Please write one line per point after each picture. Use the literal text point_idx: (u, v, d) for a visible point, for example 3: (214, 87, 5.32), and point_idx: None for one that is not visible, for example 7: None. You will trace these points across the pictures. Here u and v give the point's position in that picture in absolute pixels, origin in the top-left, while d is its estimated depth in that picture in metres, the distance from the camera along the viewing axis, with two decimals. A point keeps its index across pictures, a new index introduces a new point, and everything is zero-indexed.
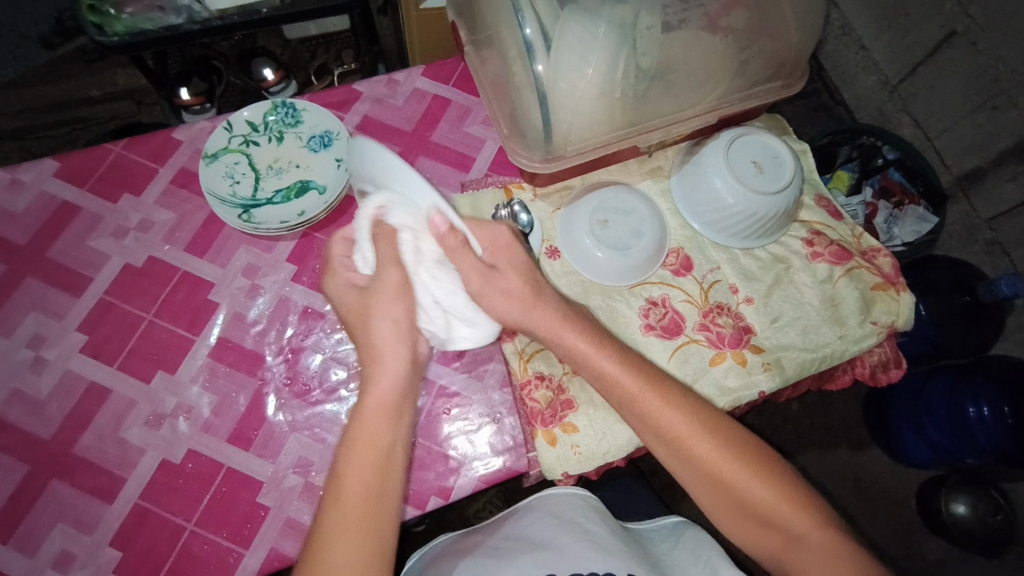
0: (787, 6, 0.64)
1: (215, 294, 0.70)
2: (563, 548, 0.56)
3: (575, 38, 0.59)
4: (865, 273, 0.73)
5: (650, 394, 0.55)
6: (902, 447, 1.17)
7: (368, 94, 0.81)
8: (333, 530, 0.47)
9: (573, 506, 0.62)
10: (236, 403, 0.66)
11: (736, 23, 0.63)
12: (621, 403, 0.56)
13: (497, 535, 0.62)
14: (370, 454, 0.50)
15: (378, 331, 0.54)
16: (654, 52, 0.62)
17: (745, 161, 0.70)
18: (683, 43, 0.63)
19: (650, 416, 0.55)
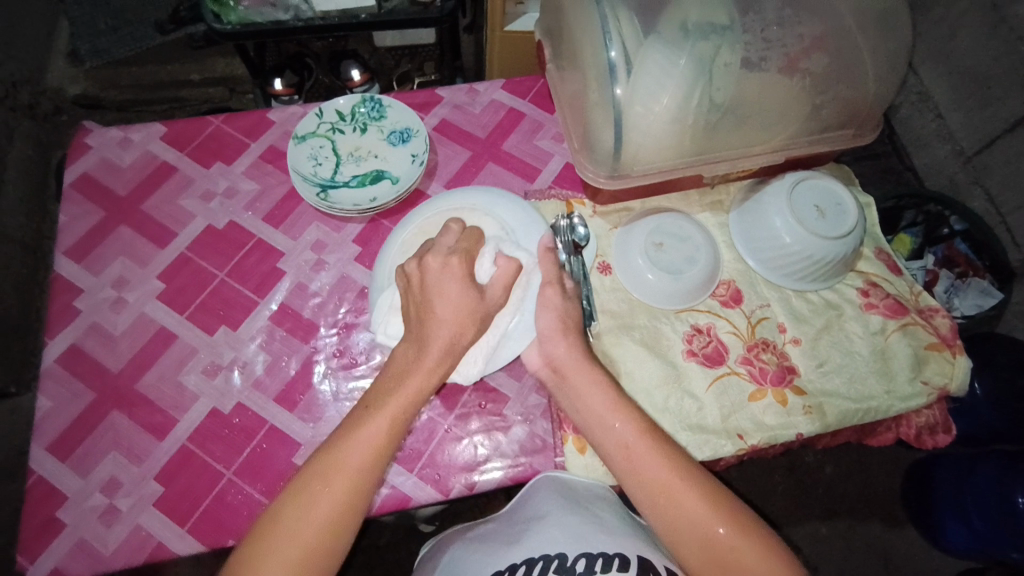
0: (867, 57, 0.66)
1: (283, 263, 0.75)
2: (568, 527, 0.56)
3: (656, 65, 0.62)
4: (920, 331, 0.72)
5: (642, 440, 0.57)
6: (940, 530, 1.12)
7: (449, 99, 0.86)
8: (309, 497, 0.51)
9: (584, 494, 0.61)
10: (286, 366, 0.69)
11: (814, 68, 0.65)
12: (619, 448, 0.57)
13: (506, 521, 0.63)
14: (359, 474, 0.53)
15: (443, 313, 0.59)
16: (729, 87, 0.64)
17: (807, 204, 0.71)
18: (759, 81, 0.65)
19: (642, 462, 0.55)
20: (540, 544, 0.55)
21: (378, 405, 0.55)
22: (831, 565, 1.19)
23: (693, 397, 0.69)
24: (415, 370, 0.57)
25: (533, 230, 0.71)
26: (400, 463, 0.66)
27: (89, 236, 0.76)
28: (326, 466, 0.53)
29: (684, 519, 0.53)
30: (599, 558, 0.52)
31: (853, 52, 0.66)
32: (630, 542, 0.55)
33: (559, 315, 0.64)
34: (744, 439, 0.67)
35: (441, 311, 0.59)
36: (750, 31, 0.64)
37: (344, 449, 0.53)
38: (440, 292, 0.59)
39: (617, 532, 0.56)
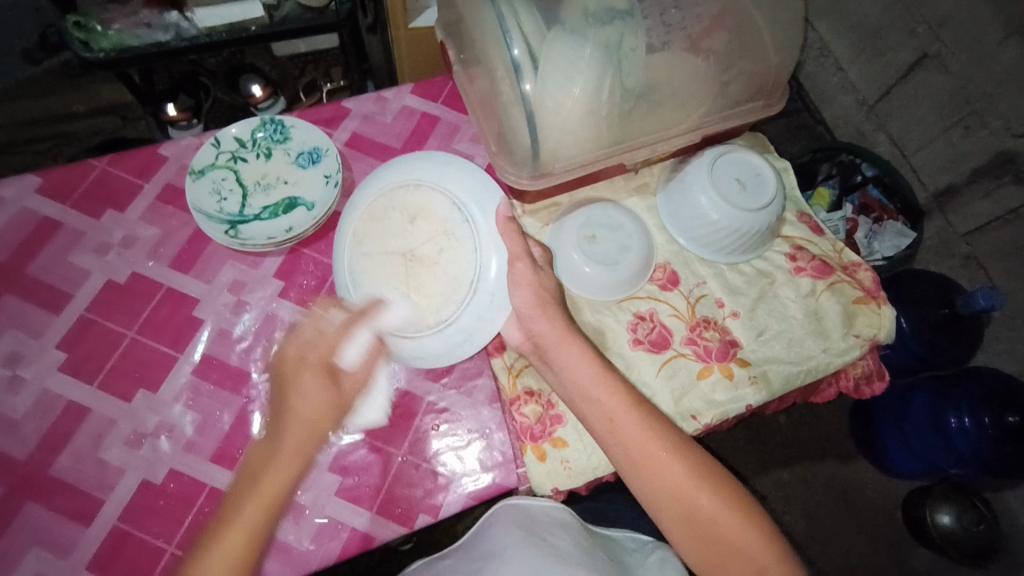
0: (765, 30, 0.67)
1: (199, 311, 0.69)
2: (515, 555, 0.57)
3: (563, 57, 0.61)
4: (847, 287, 0.74)
5: (631, 414, 0.57)
6: (888, 459, 1.19)
7: (356, 110, 0.82)
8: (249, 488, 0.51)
9: (542, 518, 0.62)
10: (220, 421, 0.64)
11: (717, 47, 0.65)
12: (605, 420, 0.57)
13: (463, 558, 0.62)
14: (298, 445, 0.53)
15: (307, 405, 0.54)
16: (638, 73, 0.64)
17: (729, 178, 0.72)
18: (667, 63, 0.64)
19: (630, 434, 0.56)
20: None
21: (292, 392, 0.55)
22: (797, 507, 1.25)
23: (644, 386, 0.69)
24: (278, 454, 0.52)
25: (487, 203, 0.67)
26: (357, 503, 0.63)
27: None
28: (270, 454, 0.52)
29: (655, 473, 0.55)
30: None
31: (751, 26, 0.66)
32: (582, 573, 0.55)
33: (535, 289, 0.61)
34: (697, 419, 0.68)
35: (298, 408, 0.54)
36: (650, 15, 0.63)
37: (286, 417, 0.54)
38: (295, 393, 0.54)
39: (568, 557, 0.57)
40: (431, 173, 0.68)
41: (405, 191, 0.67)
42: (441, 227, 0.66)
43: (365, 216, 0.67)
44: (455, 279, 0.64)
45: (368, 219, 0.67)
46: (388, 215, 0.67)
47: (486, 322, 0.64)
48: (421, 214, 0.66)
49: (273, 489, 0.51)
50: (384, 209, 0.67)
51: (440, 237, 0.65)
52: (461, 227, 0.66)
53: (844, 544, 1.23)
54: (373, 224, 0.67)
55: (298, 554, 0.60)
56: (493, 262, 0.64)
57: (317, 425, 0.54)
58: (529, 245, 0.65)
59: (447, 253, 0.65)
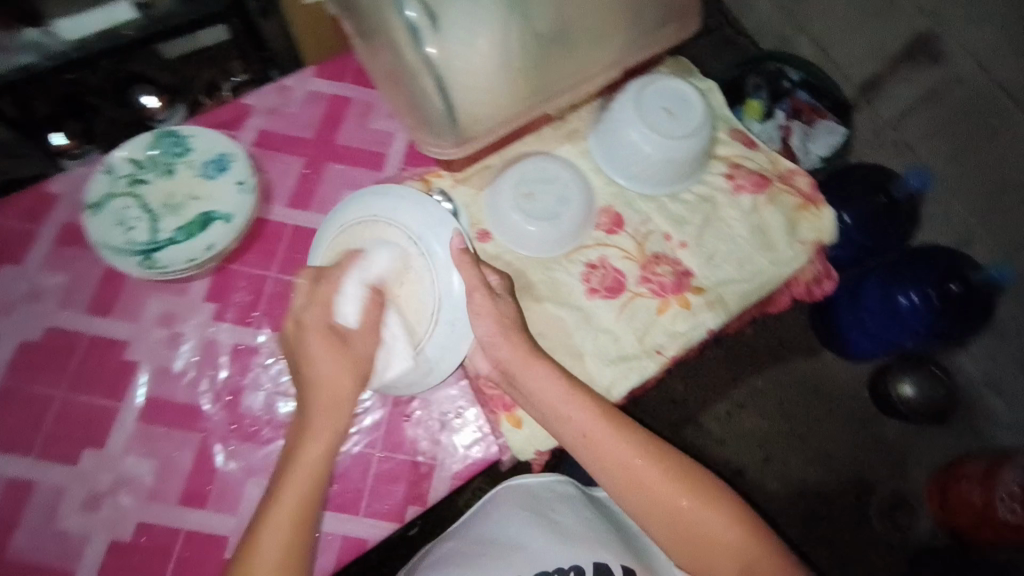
0: None
1: (131, 353, 0.64)
2: (534, 543, 0.59)
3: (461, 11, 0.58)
4: (785, 196, 0.75)
5: (606, 426, 0.57)
6: (849, 345, 1.23)
7: (259, 106, 0.76)
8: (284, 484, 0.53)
9: (542, 494, 0.65)
10: (179, 462, 0.61)
11: None
12: (580, 438, 0.57)
13: (463, 539, 0.63)
14: (328, 416, 0.56)
15: (323, 374, 0.56)
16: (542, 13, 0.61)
17: (657, 108, 0.70)
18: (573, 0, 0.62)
19: (606, 448, 0.56)
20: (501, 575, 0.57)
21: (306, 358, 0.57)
22: (772, 410, 1.30)
23: (607, 332, 0.69)
24: (311, 438, 0.55)
25: (441, 233, 0.63)
26: (345, 509, 0.62)
27: None
28: (297, 440, 0.56)
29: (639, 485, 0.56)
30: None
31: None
32: (586, 549, 0.59)
33: (495, 318, 0.59)
34: (663, 353, 0.68)
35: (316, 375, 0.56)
36: None
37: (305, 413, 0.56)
38: (309, 360, 0.57)
39: (581, 533, 0.61)
40: (388, 206, 0.65)
41: (362, 226, 0.65)
42: (397, 262, 0.63)
43: (327, 250, 0.65)
44: (418, 312, 0.62)
45: (332, 254, 0.65)
46: (349, 250, 0.64)
47: (449, 355, 0.62)
48: None
49: (309, 473, 0.54)
50: (344, 246, 0.65)
51: (398, 271, 0.63)
52: (418, 261, 0.63)
53: (818, 434, 1.29)
54: (337, 258, 0.65)
55: None
56: (450, 298, 0.62)
57: (337, 398, 0.57)
58: (485, 272, 0.62)
59: (408, 287, 0.63)
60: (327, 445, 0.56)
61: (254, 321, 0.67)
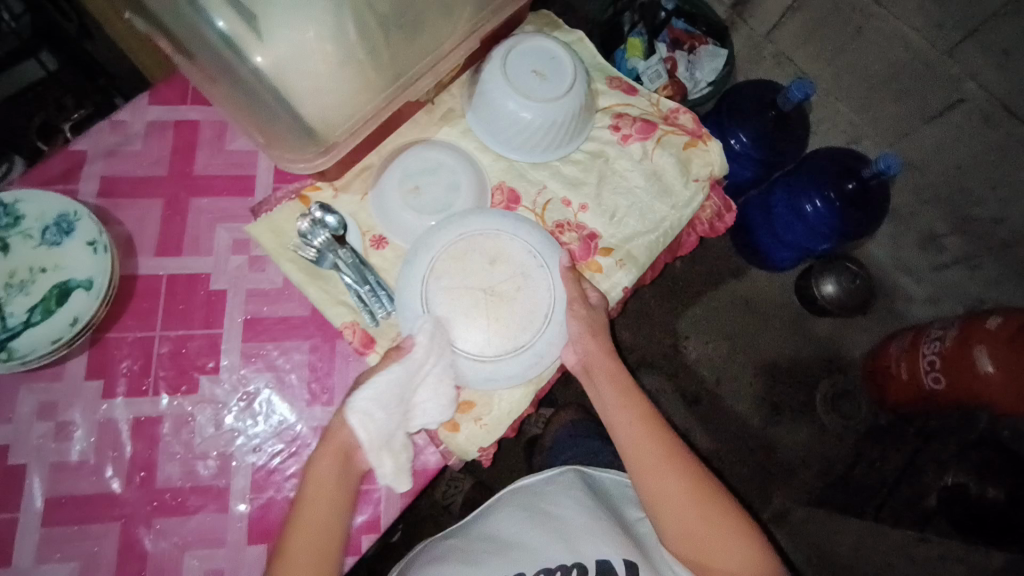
0: None
1: (15, 457, 0.59)
2: (534, 542, 0.60)
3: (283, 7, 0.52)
4: (674, 137, 0.74)
5: (632, 410, 0.62)
6: (770, 257, 1.30)
7: (95, 150, 0.67)
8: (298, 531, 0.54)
9: (547, 490, 0.67)
10: (101, 555, 0.58)
11: None
12: (618, 420, 0.62)
13: (468, 537, 0.64)
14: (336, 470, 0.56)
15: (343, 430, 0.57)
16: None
17: (525, 72, 0.68)
18: None
19: (629, 426, 0.61)
20: (502, 567, 0.59)
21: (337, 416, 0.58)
22: (714, 333, 1.35)
23: None
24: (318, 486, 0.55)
25: (551, 254, 0.63)
26: None
27: None
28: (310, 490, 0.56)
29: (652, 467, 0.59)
30: (558, 571, 0.57)
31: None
32: (588, 539, 0.59)
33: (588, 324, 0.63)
34: None
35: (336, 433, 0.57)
36: None
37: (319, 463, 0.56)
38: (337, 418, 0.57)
39: (584, 526, 0.61)
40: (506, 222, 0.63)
41: (483, 231, 0.63)
42: (517, 270, 0.62)
43: (443, 252, 0.62)
44: (520, 325, 0.61)
45: (448, 258, 0.61)
46: (467, 254, 0.62)
47: (532, 371, 0.62)
48: (500, 258, 0.62)
49: (325, 503, 0.55)
50: (461, 252, 0.62)
51: (519, 277, 0.62)
52: (537, 272, 0.62)
53: (759, 347, 1.34)
54: (452, 263, 0.61)
55: None
56: (556, 323, 0.62)
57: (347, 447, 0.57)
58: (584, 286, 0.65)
59: (514, 302, 0.61)
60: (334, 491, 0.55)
61: (149, 388, 0.62)
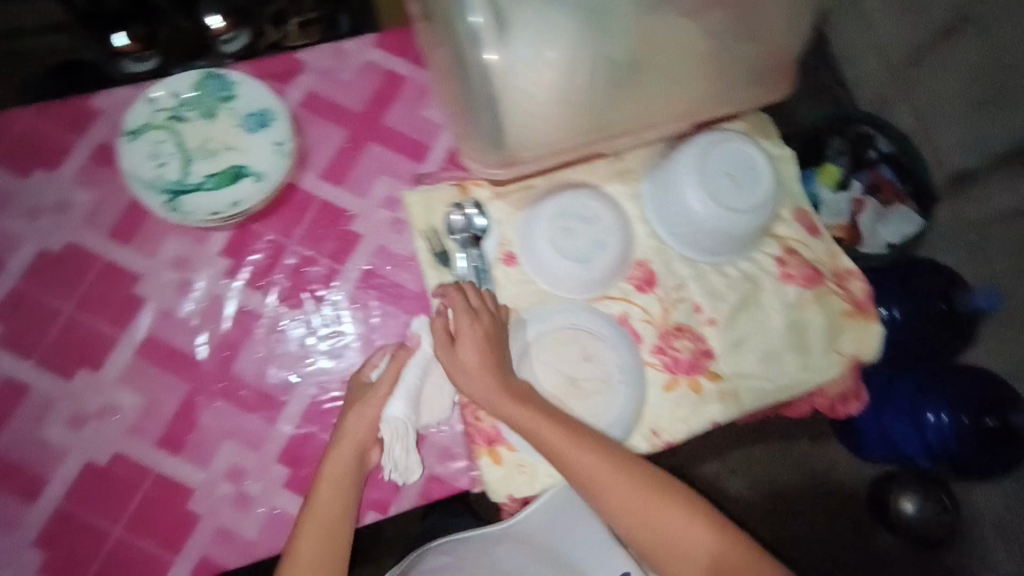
0: (773, 7, 0.57)
1: (142, 287, 0.65)
2: None
3: (531, 15, 0.52)
4: (835, 299, 0.69)
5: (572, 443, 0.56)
6: (860, 442, 1.06)
7: (312, 65, 0.72)
8: (315, 509, 0.56)
9: (554, 519, 0.63)
10: (165, 404, 0.63)
11: (713, 26, 0.56)
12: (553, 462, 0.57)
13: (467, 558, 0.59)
14: (354, 458, 0.58)
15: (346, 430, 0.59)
16: (624, 38, 0.54)
17: (720, 172, 0.65)
18: (660, 40, 0.55)
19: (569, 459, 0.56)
20: None
21: (353, 408, 0.60)
22: (761, 486, 1.13)
23: None
24: (332, 477, 0.57)
25: (635, 379, 0.65)
26: (306, 494, 0.62)
27: None
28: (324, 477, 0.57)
29: (634, 513, 0.55)
30: None
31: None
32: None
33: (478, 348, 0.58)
34: (658, 435, 0.65)
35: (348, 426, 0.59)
36: None
37: (335, 455, 0.58)
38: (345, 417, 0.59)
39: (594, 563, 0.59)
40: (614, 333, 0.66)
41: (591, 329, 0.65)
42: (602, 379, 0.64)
43: (550, 330, 0.65)
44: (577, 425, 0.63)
45: (548, 337, 0.64)
46: (568, 342, 0.64)
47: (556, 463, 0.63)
48: (594, 359, 0.64)
49: (342, 489, 0.57)
50: (563, 338, 0.64)
51: (601, 384, 0.64)
52: (613, 389, 0.64)
53: (802, 524, 1.13)
54: (552, 342, 0.64)
55: (244, 541, 0.60)
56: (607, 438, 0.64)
57: (365, 442, 0.59)
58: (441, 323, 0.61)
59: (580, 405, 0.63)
60: (354, 479, 0.57)
61: (263, 287, 0.66)
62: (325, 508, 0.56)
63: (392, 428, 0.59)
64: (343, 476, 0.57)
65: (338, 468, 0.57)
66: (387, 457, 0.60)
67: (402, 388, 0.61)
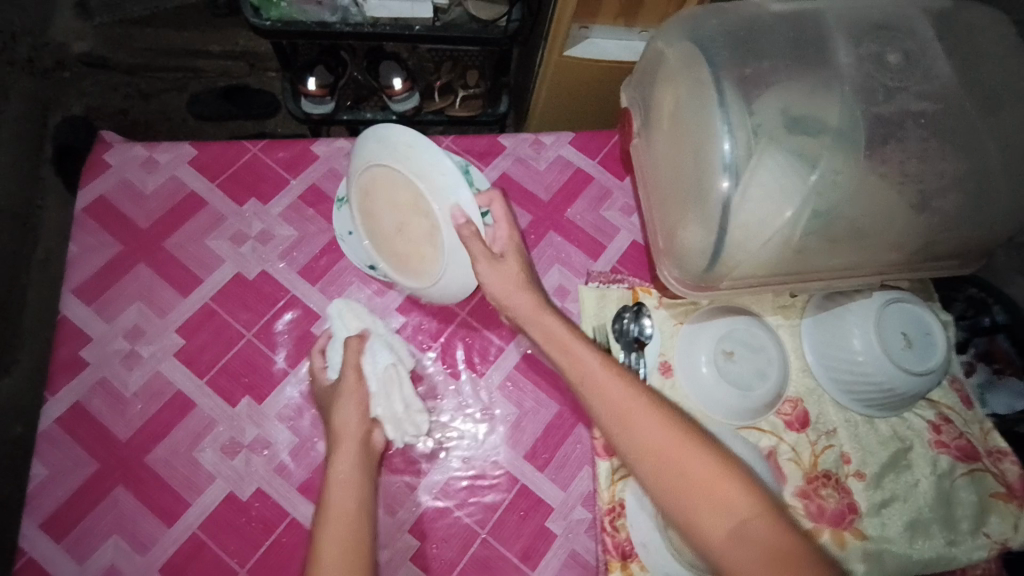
0: (1006, 195, 0.56)
1: (319, 327, 0.68)
2: None
3: (778, 167, 0.54)
4: (988, 479, 0.68)
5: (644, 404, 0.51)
6: None
7: (511, 151, 0.78)
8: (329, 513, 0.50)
9: None
10: (315, 449, 0.63)
11: (947, 207, 0.56)
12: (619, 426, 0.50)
13: None
14: (356, 451, 0.55)
15: (342, 424, 0.57)
16: (858, 205, 0.55)
17: (896, 332, 0.66)
18: (886, 208, 0.56)
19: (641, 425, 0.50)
20: None
21: (338, 401, 0.59)
22: None
23: None
24: (336, 474, 0.53)
25: None
26: (431, 572, 0.61)
27: (101, 274, 0.67)
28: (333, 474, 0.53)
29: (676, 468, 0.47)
30: None
31: (989, 187, 0.56)
32: None
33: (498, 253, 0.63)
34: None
35: (341, 419, 0.57)
36: (889, 161, 0.55)
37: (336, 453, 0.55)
38: (338, 407, 0.58)
39: None
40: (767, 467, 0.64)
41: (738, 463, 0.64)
42: None
43: None
44: None
45: None
46: None
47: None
48: None
49: (352, 485, 0.52)
50: None
51: None
52: None
53: None
54: None
55: None
56: None
57: (362, 437, 0.56)
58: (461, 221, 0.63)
59: None
60: (360, 470, 0.54)
61: (429, 348, 0.69)
62: (344, 501, 0.51)
63: (389, 411, 0.60)
64: (349, 470, 0.53)
65: (344, 465, 0.54)
66: (391, 428, 0.60)
67: (370, 375, 0.61)
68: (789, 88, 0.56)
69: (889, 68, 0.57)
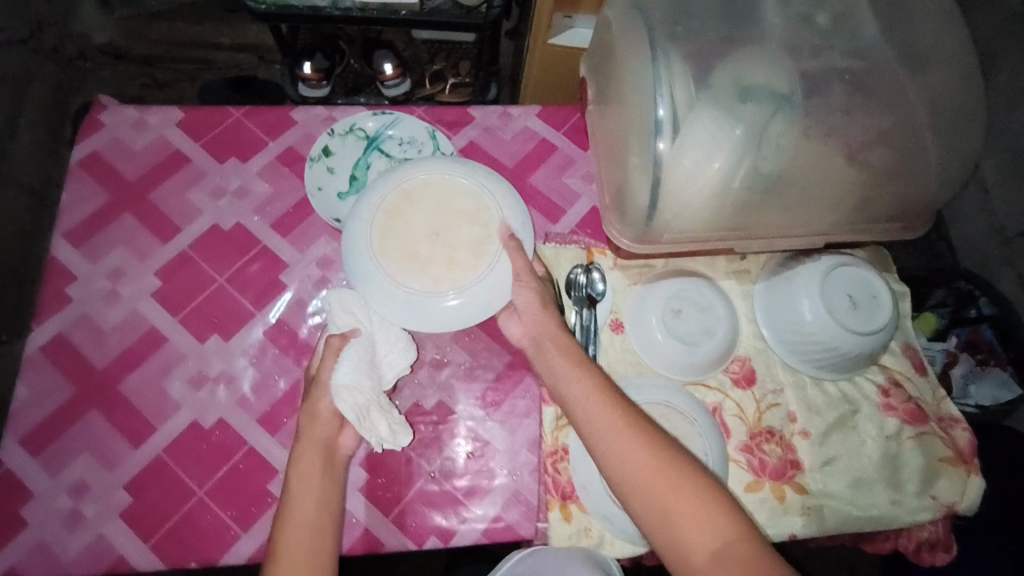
0: (935, 154, 0.60)
1: (286, 274, 0.72)
2: None
3: (708, 118, 0.56)
4: (937, 443, 0.68)
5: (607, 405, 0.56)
6: None
7: (479, 121, 0.82)
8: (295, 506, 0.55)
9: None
10: (275, 385, 0.66)
11: (875, 161, 0.59)
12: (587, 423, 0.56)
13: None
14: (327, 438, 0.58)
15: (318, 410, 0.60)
16: (787, 156, 0.57)
17: (841, 293, 0.67)
18: (816, 160, 0.58)
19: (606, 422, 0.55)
20: None
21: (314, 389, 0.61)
22: None
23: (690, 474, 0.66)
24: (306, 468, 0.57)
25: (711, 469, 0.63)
26: (377, 504, 0.64)
27: (90, 221, 0.72)
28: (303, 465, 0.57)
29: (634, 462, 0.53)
30: None
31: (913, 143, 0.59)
32: None
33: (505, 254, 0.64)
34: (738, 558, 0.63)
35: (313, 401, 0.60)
36: (814, 113, 0.57)
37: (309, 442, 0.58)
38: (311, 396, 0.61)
39: None
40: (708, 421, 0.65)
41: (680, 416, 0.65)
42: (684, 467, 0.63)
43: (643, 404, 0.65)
44: None
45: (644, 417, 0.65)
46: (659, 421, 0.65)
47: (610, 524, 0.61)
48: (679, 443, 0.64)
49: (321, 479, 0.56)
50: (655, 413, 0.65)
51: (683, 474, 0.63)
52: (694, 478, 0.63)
53: None
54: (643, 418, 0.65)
55: None
56: None
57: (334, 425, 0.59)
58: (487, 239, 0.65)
59: None
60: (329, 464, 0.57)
61: None
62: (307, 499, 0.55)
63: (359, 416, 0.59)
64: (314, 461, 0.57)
65: (315, 457, 0.57)
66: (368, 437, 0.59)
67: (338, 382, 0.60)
68: (721, 46, 0.59)
69: (818, 29, 0.60)
